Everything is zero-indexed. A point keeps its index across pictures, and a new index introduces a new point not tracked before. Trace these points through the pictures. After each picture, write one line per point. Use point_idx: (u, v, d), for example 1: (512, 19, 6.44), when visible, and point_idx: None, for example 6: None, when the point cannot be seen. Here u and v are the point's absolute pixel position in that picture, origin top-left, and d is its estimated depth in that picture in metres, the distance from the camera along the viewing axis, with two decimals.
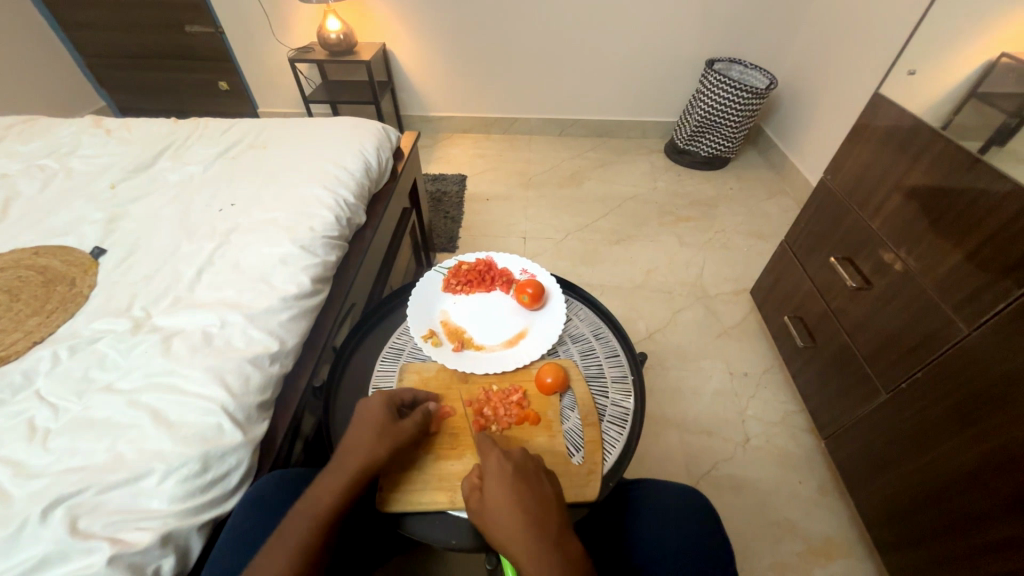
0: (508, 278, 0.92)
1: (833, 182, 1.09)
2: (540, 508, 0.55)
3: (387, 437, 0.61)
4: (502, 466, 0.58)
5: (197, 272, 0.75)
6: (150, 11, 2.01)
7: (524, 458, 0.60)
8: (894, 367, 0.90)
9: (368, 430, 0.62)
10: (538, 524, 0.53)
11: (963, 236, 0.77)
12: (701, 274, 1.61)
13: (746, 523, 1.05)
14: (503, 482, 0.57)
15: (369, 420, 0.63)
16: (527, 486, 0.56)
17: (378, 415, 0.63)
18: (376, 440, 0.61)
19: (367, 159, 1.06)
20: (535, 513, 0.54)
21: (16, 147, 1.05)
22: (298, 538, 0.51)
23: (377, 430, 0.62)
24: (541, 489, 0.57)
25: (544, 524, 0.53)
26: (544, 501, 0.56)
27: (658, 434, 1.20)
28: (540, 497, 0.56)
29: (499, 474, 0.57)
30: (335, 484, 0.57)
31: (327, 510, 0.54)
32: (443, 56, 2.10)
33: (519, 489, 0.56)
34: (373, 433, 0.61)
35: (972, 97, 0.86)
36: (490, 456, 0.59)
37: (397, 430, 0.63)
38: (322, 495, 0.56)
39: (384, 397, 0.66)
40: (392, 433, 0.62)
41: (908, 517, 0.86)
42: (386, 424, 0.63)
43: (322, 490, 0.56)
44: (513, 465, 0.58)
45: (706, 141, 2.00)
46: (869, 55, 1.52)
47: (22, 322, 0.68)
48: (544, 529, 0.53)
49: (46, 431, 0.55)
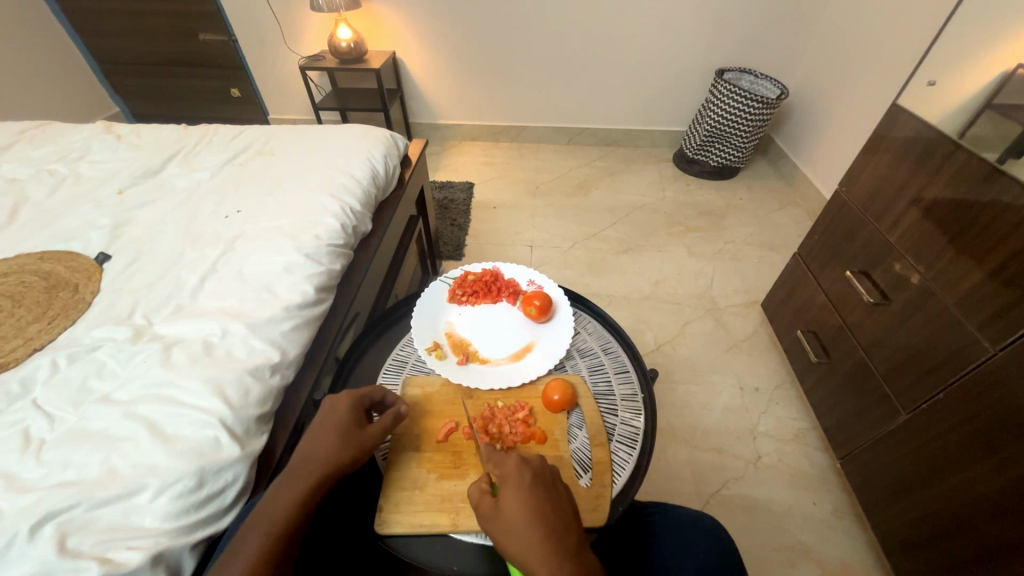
0: (515, 290, 0.91)
1: (849, 195, 1.06)
2: (557, 517, 0.53)
3: (351, 445, 0.60)
4: (521, 473, 0.56)
5: (200, 280, 0.74)
6: (164, 19, 2.04)
7: (542, 465, 0.58)
8: (915, 386, 0.86)
9: (331, 436, 0.60)
10: (557, 533, 0.51)
11: (987, 253, 0.74)
12: (710, 286, 1.59)
13: (759, 546, 1.01)
14: (522, 489, 0.54)
15: (332, 425, 0.61)
16: (546, 494, 0.55)
17: (340, 420, 0.61)
18: (338, 447, 0.59)
19: (374, 166, 1.05)
20: (554, 521, 0.52)
21: (27, 151, 1.05)
22: (251, 550, 0.50)
23: (340, 435, 0.60)
24: (559, 498, 0.55)
25: (564, 536, 0.51)
26: (562, 510, 0.54)
27: (667, 451, 1.16)
28: (559, 509, 0.54)
29: (518, 481, 0.55)
30: (294, 492, 0.55)
31: (284, 521, 0.53)
32: (453, 64, 2.11)
33: (540, 496, 0.54)
34: (336, 439, 0.59)
35: (988, 109, 0.83)
36: (513, 467, 0.57)
37: (358, 436, 0.61)
38: (278, 503, 0.54)
39: (351, 399, 0.63)
40: (356, 441, 0.60)
41: (932, 546, 0.82)
42: (349, 430, 0.60)
43: (278, 497, 0.54)
44: (532, 471, 0.57)
45: (715, 151, 1.98)
46: (883, 65, 1.50)
47: (23, 328, 0.68)
48: (565, 539, 0.51)
49: (41, 443, 0.54)
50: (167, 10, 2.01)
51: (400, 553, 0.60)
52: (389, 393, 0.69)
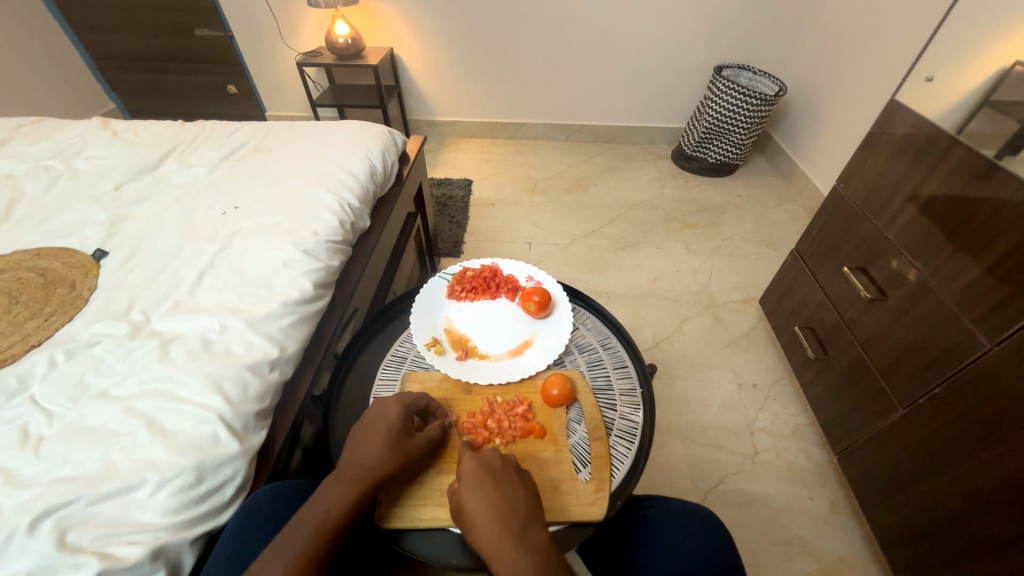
0: (514, 286, 0.91)
1: (847, 191, 1.06)
2: (508, 506, 0.53)
3: (399, 450, 0.60)
4: (473, 469, 0.56)
5: (198, 275, 0.74)
6: (159, 14, 2.02)
7: (496, 458, 0.58)
8: (911, 381, 0.87)
9: (379, 441, 0.60)
10: (507, 524, 0.52)
11: (984, 248, 0.74)
12: (708, 283, 1.59)
13: (756, 540, 1.01)
14: (473, 485, 0.55)
15: (381, 430, 0.61)
16: (497, 487, 0.55)
17: (391, 425, 0.61)
18: (387, 452, 0.59)
19: (372, 163, 1.05)
20: (504, 513, 0.53)
21: (22, 147, 1.05)
22: (296, 548, 0.49)
23: (389, 441, 0.60)
24: (513, 487, 0.55)
25: (513, 525, 0.52)
26: (515, 499, 0.54)
27: (664, 446, 1.17)
28: (513, 498, 0.54)
29: (470, 477, 0.56)
30: (343, 493, 0.55)
31: (332, 521, 0.52)
32: (450, 60, 2.10)
33: (489, 490, 0.54)
34: (385, 444, 0.60)
35: (986, 105, 0.83)
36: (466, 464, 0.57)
37: (407, 444, 0.61)
38: (326, 504, 0.54)
39: (400, 406, 0.64)
40: (404, 447, 0.61)
41: (928, 540, 0.83)
42: (398, 436, 0.61)
43: (326, 498, 0.54)
44: (484, 465, 0.57)
45: (713, 148, 1.98)
46: (881, 62, 1.50)
47: (20, 324, 0.67)
48: (513, 528, 0.51)
49: (39, 438, 0.53)
50: (163, 6, 1.99)
51: (401, 547, 0.60)
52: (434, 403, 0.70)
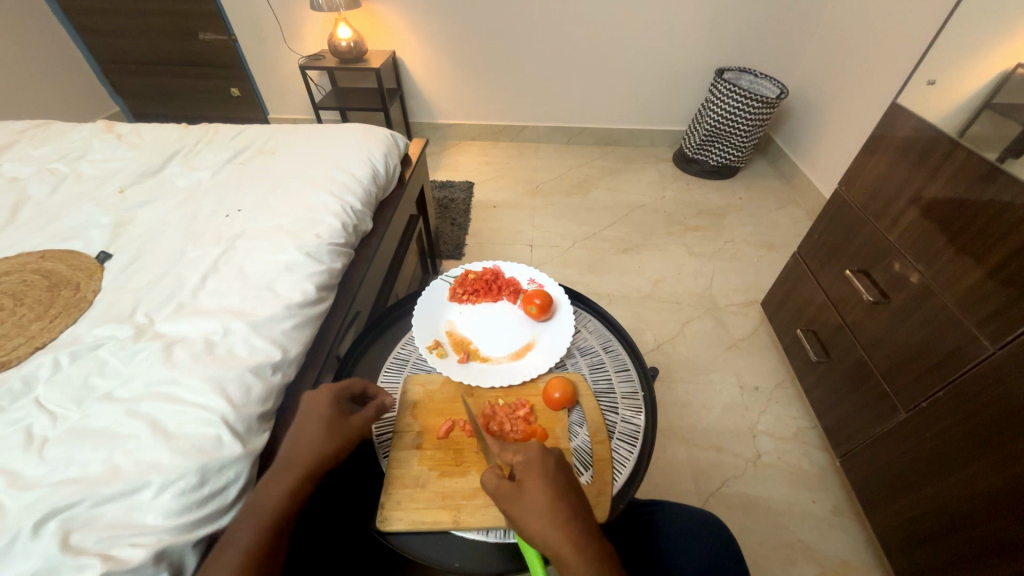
0: (516, 288, 0.91)
1: (849, 194, 1.06)
2: (579, 501, 0.53)
3: (333, 436, 0.60)
4: (544, 459, 0.56)
5: (202, 278, 0.74)
6: (164, 18, 2.04)
7: (560, 453, 0.58)
8: (913, 385, 0.87)
9: (315, 430, 0.60)
10: (580, 519, 0.51)
11: (986, 251, 0.74)
12: (710, 285, 1.59)
13: (759, 544, 1.01)
14: (545, 475, 0.54)
15: (313, 417, 0.61)
16: (566, 481, 0.55)
17: (324, 413, 0.61)
18: (321, 439, 0.59)
19: (374, 165, 1.05)
20: (576, 505, 0.52)
21: (28, 150, 1.06)
22: (242, 545, 0.50)
23: (322, 428, 0.60)
24: (577, 485, 0.56)
25: (586, 520, 0.52)
26: (580, 496, 0.54)
27: (666, 449, 1.17)
28: (578, 495, 0.54)
29: (541, 467, 0.55)
30: (282, 485, 0.55)
31: (275, 514, 0.53)
32: (452, 63, 2.11)
33: (562, 482, 0.54)
34: (319, 432, 0.60)
35: (987, 108, 0.83)
36: (532, 454, 0.56)
37: (343, 430, 0.61)
38: (268, 497, 0.54)
39: (331, 393, 0.64)
40: (338, 433, 0.61)
41: (931, 543, 0.83)
42: (331, 423, 0.61)
43: (268, 491, 0.55)
44: (552, 458, 0.56)
45: (715, 150, 1.98)
46: (883, 66, 1.50)
47: (25, 326, 0.68)
48: (588, 523, 0.51)
49: (43, 440, 0.54)
50: (167, 10, 2.01)
51: (403, 551, 0.60)
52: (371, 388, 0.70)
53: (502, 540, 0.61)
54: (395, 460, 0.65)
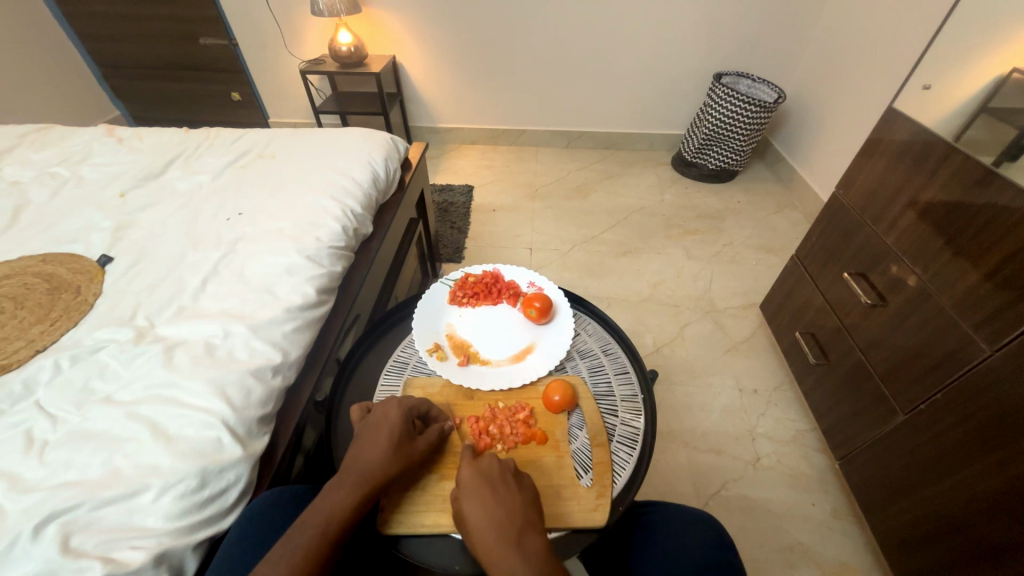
0: (515, 291, 0.91)
1: (846, 198, 1.07)
2: (508, 513, 0.53)
3: (401, 454, 0.60)
4: (472, 475, 0.57)
5: (202, 281, 0.74)
6: (165, 23, 2.05)
7: (494, 464, 0.58)
8: (912, 387, 0.87)
9: (382, 445, 0.60)
10: (509, 530, 0.52)
11: (983, 254, 0.75)
12: (709, 288, 1.59)
13: (759, 547, 1.01)
14: (474, 492, 0.55)
15: (382, 433, 0.61)
16: (500, 494, 0.55)
17: (394, 429, 0.61)
18: (389, 455, 0.59)
19: (374, 169, 1.06)
20: (500, 519, 0.53)
21: (29, 154, 1.06)
22: (298, 551, 0.49)
23: (393, 444, 0.60)
24: (511, 493, 0.56)
25: (508, 531, 0.52)
26: (513, 506, 0.54)
27: (666, 452, 1.17)
28: (510, 507, 0.54)
29: (470, 484, 0.56)
30: (346, 497, 0.55)
31: (335, 525, 0.52)
32: (452, 68, 2.12)
33: (488, 497, 0.55)
34: (386, 447, 0.60)
35: (983, 112, 0.84)
36: (464, 472, 0.58)
37: (410, 449, 0.61)
38: (328, 507, 0.54)
39: (403, 409, 0.64)
40: (406, 451, 0.61)
41: (931, 546, 0.83)
42: (402, 440, 0.61)
43: (329, 501, 0.54)
44: (481, 472, 0.57)
45: (713, 154, 1.99)
46: (879, 70, 1.52)
47: (25, 329, 0.68)
48: (512, 535, 0.51)
49: (43, 443, 0.54)
50: (169, 15, 2.02)
51: (402, 553, 0.60)
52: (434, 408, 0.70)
53: None
54: None
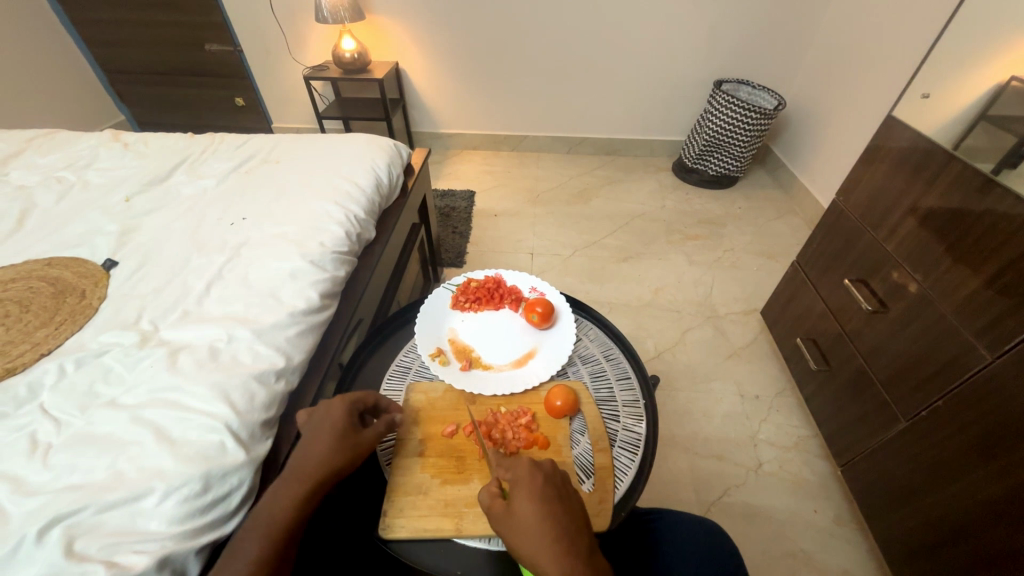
0: (517, 296, 0.91)
1: (846, 204, 1.08)
2: (569, 519, 0.54)
3: (344, 447, 0.60)
4: (532, 475, 0.57)
5: (207, 285, 0.75)
6: (171, 29, 2.07)
7: (552, 470, 0.59)
8: (913, 394, 0.87)
9: (325, 439, 0.60)
10: (569, 537, 0.52)
11: (984, 260, 0.75)
12: (710, 294, 1.60)
13: (761, 554, 1.00)
14: (535, 492, 0.55)
15: (325, 427, 0.61)
16: (558, 499, 0.56)
17: (334, 423, 0.62)
18: (332, 449, 0.60)
19: (378, 175, 1.07)
20: (561, 524, 0.53)
21: (35, 159, 1.07)
22: (249, 554, 0.50)
23: (335, 438, 0.60)
24: (570, 501, 0.57)
25: (574, 537, 0.52)
26: (572, 513, 0.55)
27: (667, 458, 1.17)
28: (572, 514, 0.55)
29: (531, 484, 0.56)
30: (288, 493, 0.55)
31: (280, 524, 0.53)
32: (455, 74, 2.14)
33: (550, 499, 0.55)
34: (329, 443, 0.60)
35: (982, 121, 0.85)
36: (525, 471, 0.57)
37: (353, 440, 0.61)
38: (275, 506, 0.54)
39: (344, 404, 0.64)
40: (349, 443, 0.61)
41: (933, 554, 0.82)
42: (343, 433, 0.61)
43: (276, 499, 0.55)
44: (544, 474, 0.57)
45: (714, 160, 2.00)
46: (879, 78, 1.53)
47: (30, 333, 0.68)
48: (576, 542, 0.52)
49: (47, 447, 0.54)
50: (174, 21, 2.04)
51: (404, 558, 0.60)
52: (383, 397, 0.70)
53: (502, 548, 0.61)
54: (401, 468, 0.65)
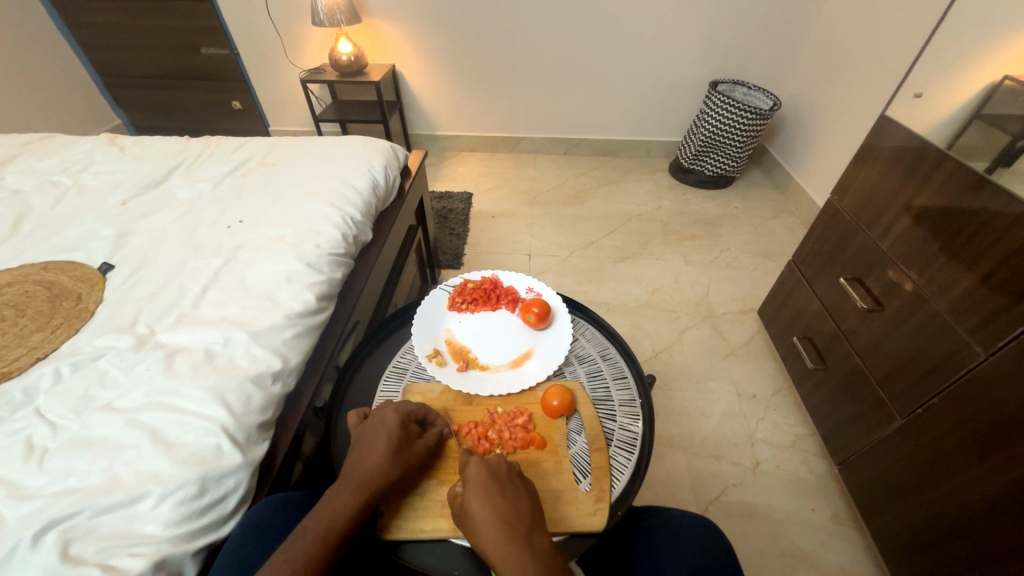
0: (514, 297, 0.92)
1: (841, 203, 1.08)
2: (515, 511, 0.55)
3: (400, 458, 0.60)
4: (479, 472, 0.58)
5: (202, 288, 0.75)
6: (167, 33, 2.07)
7: (502, 463, 0.60)
8: (909, 391, 0.87)
9: (381, 450, 0.60)
10: (512, 527, 0.53)
11: (978, 258, 0.75)
12: (707, 293, 1.60)
13: (760, 553, 1.01)
14: (479, 488, 0.56)
15: (382, 437, 0.61)
16: (503, 491, 0.56)
17: (391, 433, 0.62)
18: (389, 459, 0.60)
19: (374, 177, 1.07)
20: (512, 520, 0.54)
21: (31, 163, 1.07)
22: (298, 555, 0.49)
23: (392, 449, 0.60)
24: (517, 491, 0.57)
25: (515, 528, 0.53)
26: (520, 505, 0.55)
27: (665, 458, 1.17)
28: (518, 506, 0.55)
29: (477, 480, 0.57)
30: (346, 502, 0.55)
31: (336, 529, 0.52)
32: (451, 76, 2.14)
33: (495, 494, 0.56)
34: (385, 452, 0.60)
35: (976, 119, 0.85)
36: (472, 469, 0.59)
37: (408, 452, 0.62)
38: (328, 513, 0.54)
39: (400, 415, 0.65)
40: (404, 455, 0.61)
41: (931, 551, 0.82)
42: (400, 444, 0.61)
43: (329, 506, 0.54)
44: (490, 470, 0.58)
45: (710, 160, 2.01)
46: (873, 78, 1.54)
47: (26, 337, 0.68)
48: (519, 533, 0.52)
49: (43, 451, 0.54)
50: (171, 25, 2.05)
51: (401, 558, 0.60)
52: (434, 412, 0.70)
53: None
54: None
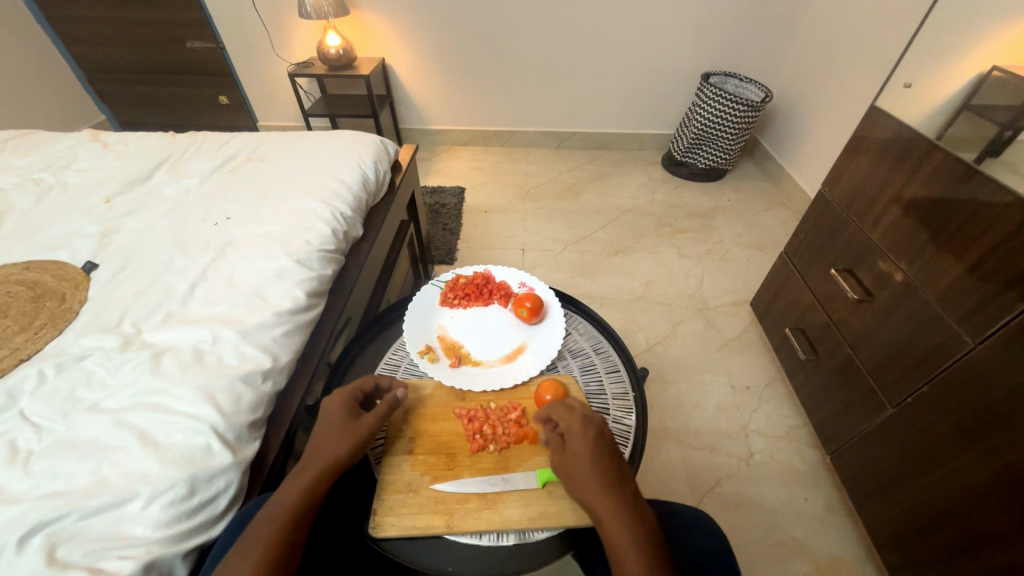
0: (506, 292, 0.91)
1: (832, 194, 1.09)
2: (619, 473, 0.59)
3: (346, 436, 0.61)
4: (586, 431, 0.61)
5: (190, 287, 0.73)
6: (151, 27, 2.03)
7: (602, 426, 0.63)
8: (899, 381, 0.88)
9: (329, 433, 0.62)
10: (620, 486, 0.57)
11: (965, 248, 0.76)
12: (700, 286, 1.61)
13: (753, 542, 1.02)
14: (587, 444, 0.60)
15: (327, 423, 0.63)
16: (608, 453, 0.60)
17: (336, 416, 0.63)
18: (337, 440, 0.61)
19: (364, 172, 1.05)
20: (619, 480, 0.58)
21: (11, 160, 1.04)
22: (260, 543, 0.50)
23: (337, 430, 0.62)
24: (616, 454, 0.61)
25: (623, 487, 0.57)
26: (622, 469, 0.59)
27: (660, 450, 1.17)
28: (620, 469, 0.59)
29: (585, 437, 0.61)
30: (295, 486, 0.56)
31: (290, 512, 0.53)
32: (441, 69, 2.12)
33: (602, 452, 0.59)
34: (333, 434, 0.61)
35: (964, 110, 0.86)
36: (577, 426, 0.62)
37: (355, 429, 0.62)
38: (283, 499, 0.54)
39: (344, 395, 0.66)
40: (351, 432, 0.62)
41: (921, 537, 0.84)
42: (346, 424, 0.63)
43: (284, 493, 0.55)
44: (594, 430, 0.62)
45: (703, 153, 2.01)
46: (864, 69, 1.54)
47: (8, 338, 0.67)
48: (625, 492, 0.57)
49: (27, 454, 0.53)
50: (155, 19, 2.00)
51: (395, 556, 0.59)
52: (381, 379, 0.72)
53: (496, 544, 0.61)
54: (387, 466, 0.65)
